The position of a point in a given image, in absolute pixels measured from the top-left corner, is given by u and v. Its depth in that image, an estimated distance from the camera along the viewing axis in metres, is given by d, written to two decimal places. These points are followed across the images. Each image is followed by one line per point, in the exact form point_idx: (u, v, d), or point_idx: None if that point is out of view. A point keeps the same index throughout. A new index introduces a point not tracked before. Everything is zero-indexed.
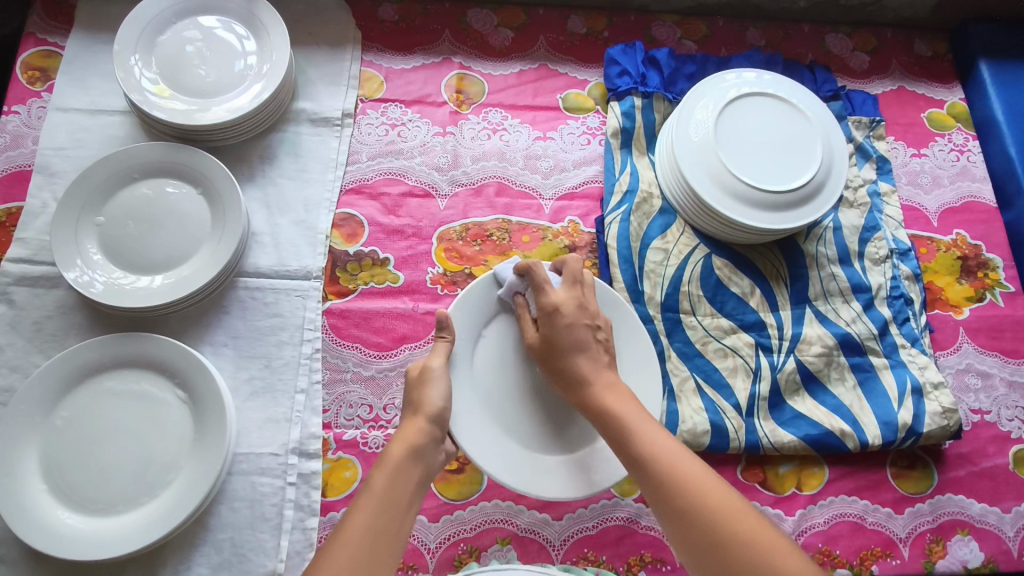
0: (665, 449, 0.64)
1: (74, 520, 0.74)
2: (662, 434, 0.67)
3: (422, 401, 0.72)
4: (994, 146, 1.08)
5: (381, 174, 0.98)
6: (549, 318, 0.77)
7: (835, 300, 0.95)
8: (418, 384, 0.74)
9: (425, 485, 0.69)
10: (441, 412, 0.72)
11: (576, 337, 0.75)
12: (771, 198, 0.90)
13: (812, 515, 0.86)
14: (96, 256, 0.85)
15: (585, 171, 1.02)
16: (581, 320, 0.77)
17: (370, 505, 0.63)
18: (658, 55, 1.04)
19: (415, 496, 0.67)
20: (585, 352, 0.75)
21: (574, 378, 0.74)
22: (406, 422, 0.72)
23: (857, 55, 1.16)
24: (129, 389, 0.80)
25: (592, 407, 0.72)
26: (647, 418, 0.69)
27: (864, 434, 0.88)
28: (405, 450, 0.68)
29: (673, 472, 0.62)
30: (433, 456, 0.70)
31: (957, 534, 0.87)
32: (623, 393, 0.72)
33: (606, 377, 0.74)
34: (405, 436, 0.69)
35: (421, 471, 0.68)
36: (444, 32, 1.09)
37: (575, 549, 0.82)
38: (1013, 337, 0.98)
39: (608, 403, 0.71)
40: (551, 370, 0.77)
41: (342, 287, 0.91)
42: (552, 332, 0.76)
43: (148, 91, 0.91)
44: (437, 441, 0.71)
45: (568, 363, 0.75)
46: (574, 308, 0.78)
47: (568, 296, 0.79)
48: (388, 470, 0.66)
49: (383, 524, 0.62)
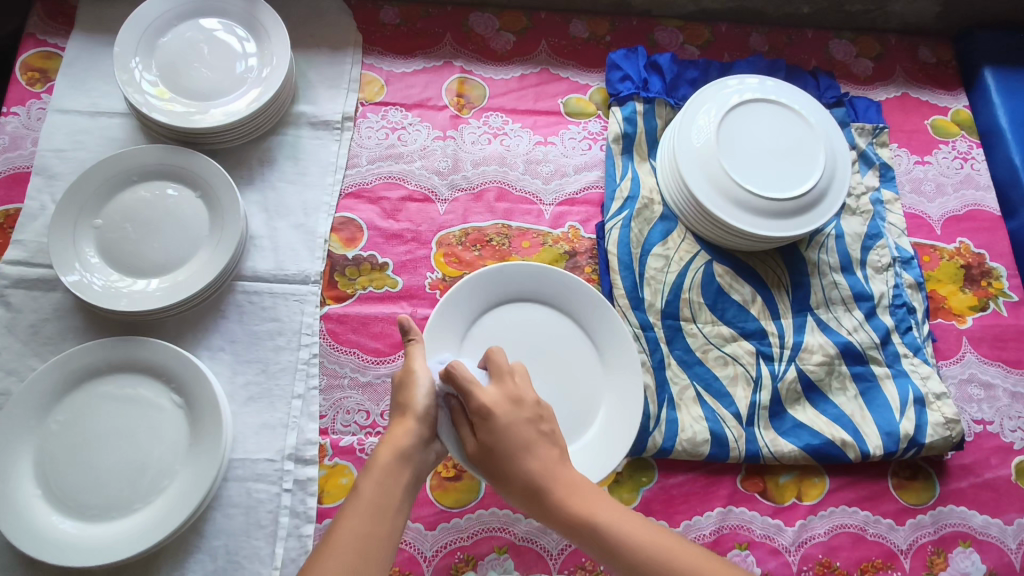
0: (655, 541, 0.59)
1: (68, 525, 0.74)
2: (641, 521, 0.61)
3: (409, 401, 0.68)
4: (999, 154, 1.08)
5: (380, 178, 0.98)
6: (484, 422, 0.63)
7: (837, 308, 0.95)
8: (406, 385, 0.69)
9: (416, 487, 0.66)
10: (429, 412, 0.68)
11: (519, 440, 0.62)
12: (773, 205, 0.89)
13: (812, 526, 0.85)
14: (94, 259, 0.85)
15: (586, 176, 1.01)
16: (518, 418, 0.63)
17: (356, 511, 0.60)
18: (660, 60, 1.04)
19: (404, 499, 0.63)
20: (530, 454, 0.62)
21: (527, 488, 0.62)
22: (394, 422, 0.68)
23: (860, 61, 1.16)
24: (125, 394, 0.79)
25: (557, 522, 0.61)
26: (619, 511, 0.61)
27: (865, 444, 0.87)
28: (392, 452, 0.65)
29: (674, 571, 0.57)
30: (422, 456, 0.67)
31: (959, 546, 0.86)
32: (587, 489, 0.63)
33: (566, 476, 0.63)
34: (392, 439, 0.65)
35: (410, 473, 0.65)
36: (446, 35, 1.08)
37: (573, 558, 0.81)
38: (1017, 347, 0.97)
39: (578, 511, 0.61)
40: (501, 484, 0.63)
41: (341, 291, 0.91)
42: (490, 439, 0.63)
43: (148, 93, 0.91)
44: (426, 442, 0.67)
45: (515, 470, 0.62)
46: (505, 403, 0.64)
47: (499, 392, 0.65)
48: (374, 475, 0.63)
49: (371, 529, 0.59)
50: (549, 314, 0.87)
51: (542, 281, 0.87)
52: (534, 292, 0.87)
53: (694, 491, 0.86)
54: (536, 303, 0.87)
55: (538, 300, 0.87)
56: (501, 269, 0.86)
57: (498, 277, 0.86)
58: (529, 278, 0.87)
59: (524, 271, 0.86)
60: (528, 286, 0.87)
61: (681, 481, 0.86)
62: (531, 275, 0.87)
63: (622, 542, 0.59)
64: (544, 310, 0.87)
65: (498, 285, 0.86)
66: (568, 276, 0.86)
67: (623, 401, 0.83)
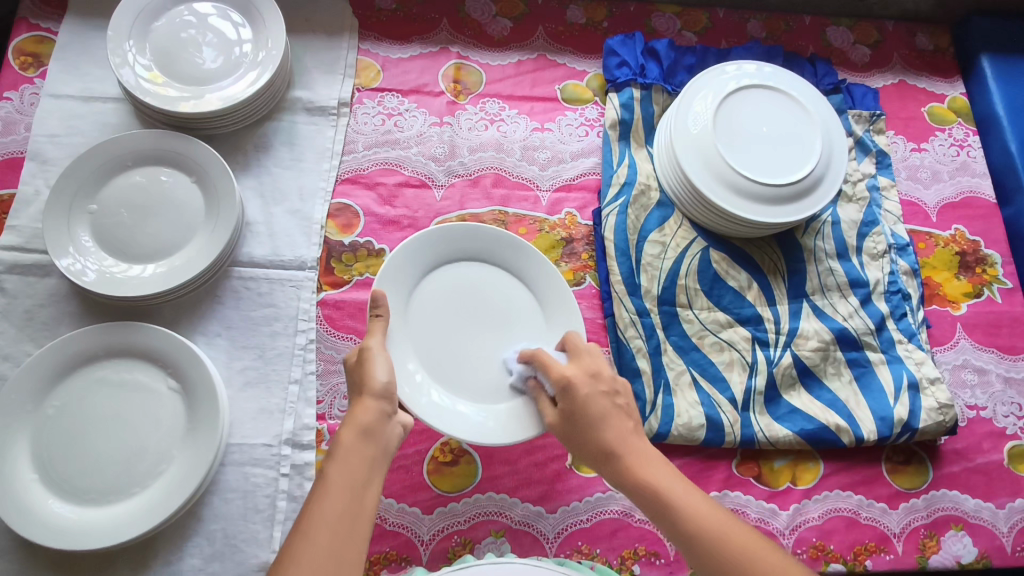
0: (707, 513, 0.61)
1: (66, 510, 0.74)
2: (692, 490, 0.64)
3: (365, 379, 0.68)
4: (994, 141, 1.08)
5: (377, 164, 0.97)
6: (565, 394, 0.71)
7: (832, 295, 0.95)
8: (360, 364, 0.70)
9: (384, 461, 0.65)
10: (386, 387, 0.68)
11: (597, 411, 0.69)
12: (771, 191, 0.89)
13: (806, 510, 0.86)
14: (88, 244, 0.84)
15: (583, 163, 1.01)
16: (596, 389, 0.70)
17: (329, 492, 0.60)
18: (658, 46, 1.04)
19: (373, 475, 0.63)
20: (608, 423, 0.68)
21: (600, 451, 0.67)
22: (352, 405, 0.68)
23: (858, 48, 1.15)
24: (121, 378, 0.79)
25: (626, 485, 0.66)
26: (671, 472, 0.66)
27: (859, 429, 0.88)
28: (355, 432, 0.64)
29: (723, 541, 0.59)
30: (386, 432, 0.66)
31: (951, 529, 0.87)
32: (649, 453, 0.67)
33: (635, 446, 0.67)
34: (354, 419, 0.65)
35: (375, 448, 0.64)
36: (442, 20, 1.08)
37: (569, 542, 0.82)
38: (1010, 333, 0.98)
39: (643, 476, 0.65)
40: (580, 446, 0.69)
41: (337, 277, 0.91)
42: (572, 406, 0.70)
43: (142, 77, 0.90)
44: (388, 416, 0.67)
45: (592, 435, 0.68)
46: (584, 377, 0.71)
47: (578, 366, 0.72)
48: (339, 456, 0.63)
49: (345, 508, 0.59)
50: (487, 270, 0.87)
51: (479, 238, 0.86)
52: (473, 251, 0.87)
53: (690, 476, 0.86)
54: (477, 262, 0.87)
55: (478, 257, 0.87)
56: (438, 232, 0.84)
57: (440, 238, 0.85)
58: (469, 240, 0.86)
59: (461, 232, 0.86)
60: (464, 250, 0.87)
61: (676, 465, 0.87)
62: (472, 233, 0.86)
63: (679, 507, 0.62)
64: (487, 268, 0.87)
65: (436, 248, 0.85)
66: (500, 232, 0.87)
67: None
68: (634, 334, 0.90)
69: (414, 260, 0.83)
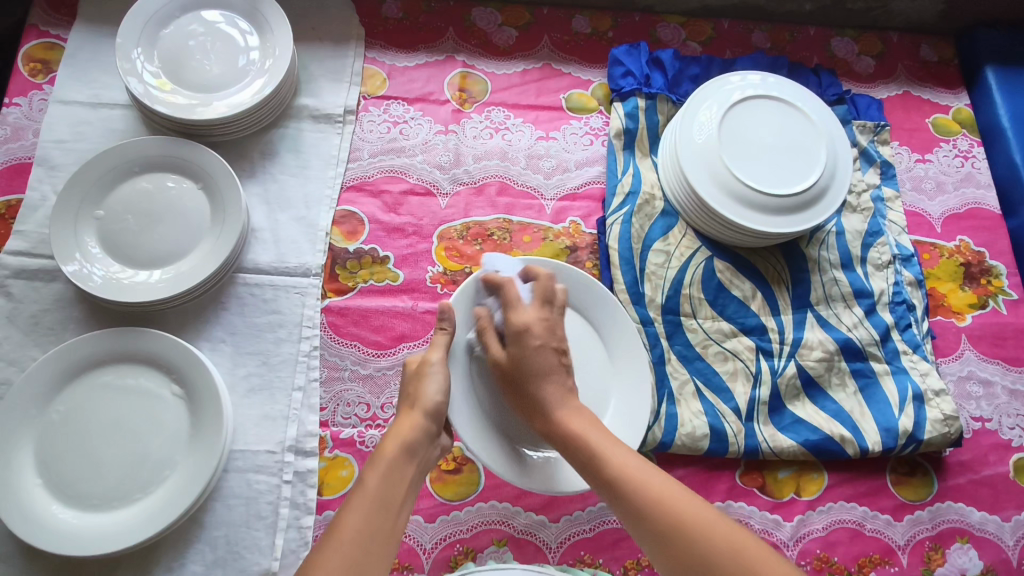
0: (633, 465, 0.63)
1: (68, 516, 0.74)
2: (643, 463, 0.64)
3: (419, 395, 0.70)
4: (999, 152, 1.08)
5: (382, 172, 0.98)
6: (517, 339, 0.72)
7: (837, 305, 0.95)
8: (416, 377, 0.71)
9: (418, 483, 0.66)
10: (438, 407, 0.70)
11: (542, 365, 0.71)
12: (776, 203, 0.89)
13: (811, 521, 0.85)
14: (95, 250, 0.84)
15: (588, 172, 1.02)
16: (550, 343, 0.72)
17: (365, 501, 0.60)
18: (662, 56, 1.04)
19: (407, 495, 0.64)
20: (551, 379, 0.71)
21: (538, 401, 0.70)
22: (399, 417, 0.69)
23: (862, 59, 1.16)
24: (125, 384, 0.80)
25: (557, 435, 0.69)
26: (626, 450, 0.65)
27: (863, 440, 0.87)
28: (399, 445, 0.66)
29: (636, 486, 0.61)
30: (426, 452, 0.68)
31: (956, 542, 0.86)
32: (585, 416, 0.70)
33: (573, 408, 0.70)
34: (399, 432, 0.67)
35: (414, 468, 0.66)
36: (448, 30, 1.08)
37: (572, 551, 0.81)
38: (1016, 345, 0.97)
39: (574, 427, 0.68)
40: (519, 396, 0.72)
41: (341, 284, 0.91)
42: (520, 353, 0.71)
43: (149, 84, 0.91)
44: (430, 438, 0.69)
45: (535, 388, 0.70)
46: (542, 324, 0.73)
47: (536, 315, 0.74)
48: (380, 467, 0.63)
49: (379, 519, 0.59)
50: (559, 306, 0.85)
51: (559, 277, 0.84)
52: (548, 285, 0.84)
53: (693, 486, 0.86)
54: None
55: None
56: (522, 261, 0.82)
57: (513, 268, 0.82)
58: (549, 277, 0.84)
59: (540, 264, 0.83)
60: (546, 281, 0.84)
61: (680, 475, 0.87)
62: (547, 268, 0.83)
63: (598, 452, 0.65)
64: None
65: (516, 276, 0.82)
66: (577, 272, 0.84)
67: (632, 399, 0.82)
68: None
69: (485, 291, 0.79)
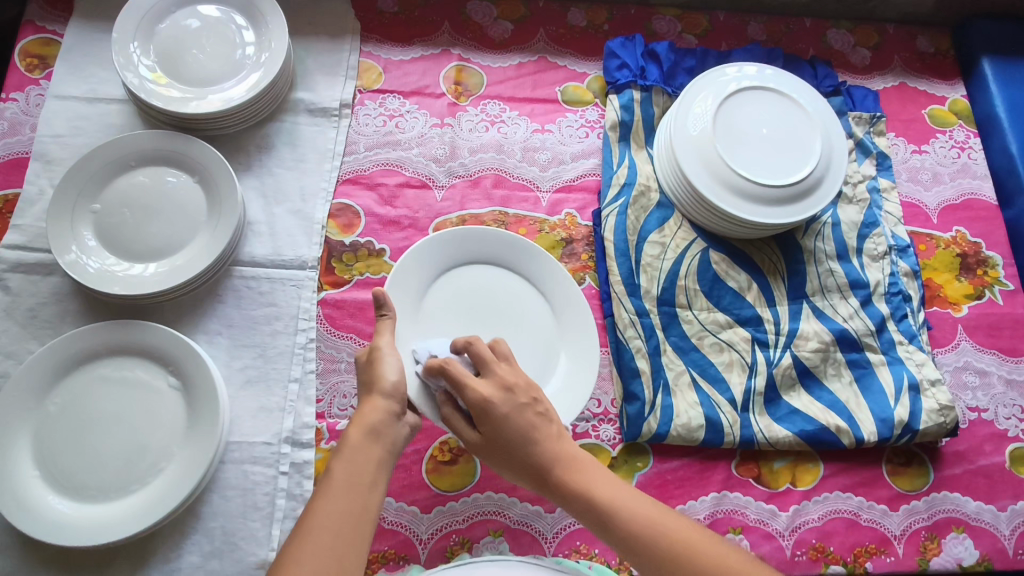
0: (649, 513, 0.61)
1: (65, 506, 0.74)
2: (658, 510, 0.62)
3: (375, 378, 0.67)
4: (995, 143, 1.08)
5: (378, 165, 0.98)
6: (484, 415, 0.64)
7: (832, 296, 0.95)
8: (369, 362, 0.69)
9: (391, 462, 0.65)
10: (397, 386, 0.67)
11: (521, 430, 0.64)
12: (771, 193, 0.89)
13: (806, 511, 0.85)
14: (92, 243, 0.85)
15: (583, 164, 1.02)
16: (515, 407, 0.65)
17: (332, 493, 0.59)
18: (657, 48, 1.04)
19: (380, 475, 0.63)
20: (535, 443, 0.64)
21: (534, 466, 0.64)
22: (361, 402, 0.67)
23: (858, 51, 1.16)
24: (123, 377, 0.80)
25: (561, 498, 0.64)
26: (640, 497, 0.63)
27: (859, 430, 0.88)
28: (363, 431, 0.64)
29: (663, 536, 0.59)
30: (394, 431, 0.66)
31: (952, 531, 0.86)
32: (587, 465, 0.65)
33: (571, 458, 0.65)
34: (361, 417, 0.65)
35: (382, 449, 0.64)
36: (444, 23, 1.09)
37: (568, 541, 0.81)
38: (1012, 335, 0.97)
39: (580, 486, 0.63)
40: (512, 467, 0.65)
41: (337, 277, 0.91)
42: (494, 431, 0.64)
43: (145, 78, 0.91)
44: (396, 417, 0.67)
45: (526, 455, 0.64)
46: (499, 394, 0.65)
47: (491, 383, 0.66)
48: (345, 455, 0.62)
49: (349, 508, 0.59)
50: (499, 273, 0.88)
51: (495, 244, 0.88)
52: (487, 254, 0.88)
53: (689, 477, 0.86)
54: (482, 263, 0.88)
55: (482, 256, 0.88)
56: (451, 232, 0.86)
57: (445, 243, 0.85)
58: (488, 244, 0.87)
59: (474, 235, 0.87)
60: (484, 249, 0.88)
61: (676, 465, 0.87)
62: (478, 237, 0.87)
63: (609, 505, 0.62)
64: (492, 270, 0.88)
65: (449, 249, 0.86)
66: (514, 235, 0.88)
67: (579, 353, 0.84)
68: (634, 334, 0.90)
69: (417, 269, 0.83)
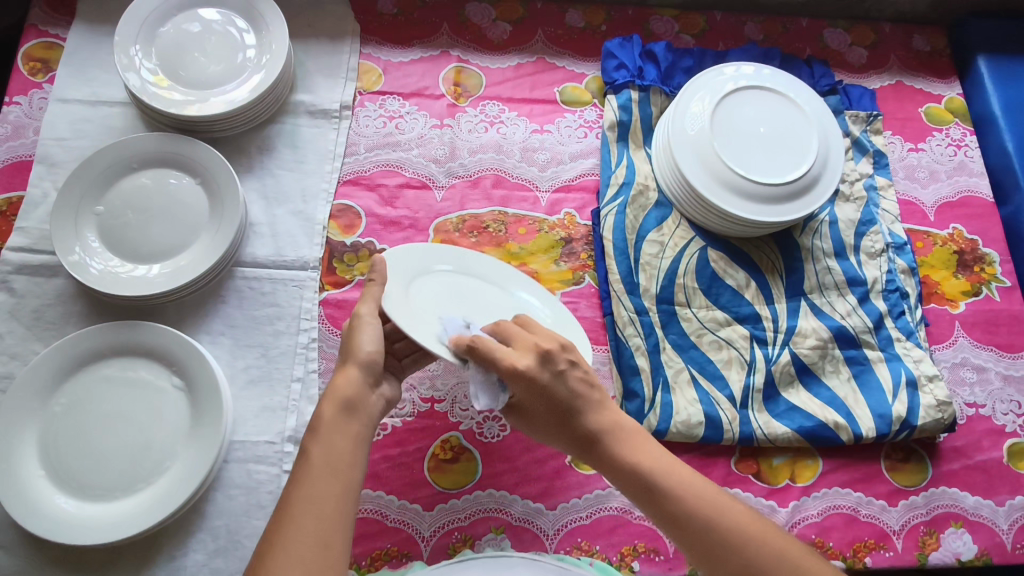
0: (699, 489, 0.62)
1: (69, 505, 0.75)
2: (705, 486, 0.63)
3: (351, 349, 0.69)
4: (992, 140, 1.09)
5: (378, 166, 0.99)
6: (526, 387, 0.66)
7: (831, 293, 0.96)
8: (350, 330, 0.70)
9: (369, 435, 0.66)
10: (371, 356, 0.68)
11: (565, 395, 0.66)
12: (769, 192, 0.90)
13: (806, 507, 0.86)
14: (95, 244, 0.86)
15: (582, 164, 1.02)
16: (552, 374, 0.66)
17: (311, 473, 0.60)
18: (655, 49, 1.05)
19: (359, 449, 0.64)
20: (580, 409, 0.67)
21: (583, 437, 0.67)
22: (336, 374, 0.68)
23: (855, 49, 1.16)
24: (127, 377, 0.81)
25: (607, 465, 0.66)
26: (687, 472, 0.64)
27: (857, 426, 0.88)
28: (337, 406, 0.65)
29: (713, 513, 0.60)
30: (370, 403, 0.67)
31: (950, 526, 0.87)
32: (634, 437, 0.67)
33: (618, 428, 0.67)
34: (336, 389, 0.66)
35: (359, 423, 0.65)
36: (443, 25, 1.09)
37: (569, 538, 0.82)
38: (1009, 332, 0.98)
39: (623, 454, 0.65)
40: (561, 431, 0.68)
41: (339, 277, 0.92)
42: (540, 400, 0.66)
43: (147, 81, 0.92)
44: (370, 387, 0.68)
45: (573, 423, 0.67)
46: (536, 364, 0.66)
47: (524, 351, 0.67)
48: (321, 433, 0.63)
49: (328, 486, 0.60)
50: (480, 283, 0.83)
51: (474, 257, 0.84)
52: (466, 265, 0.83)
53: None
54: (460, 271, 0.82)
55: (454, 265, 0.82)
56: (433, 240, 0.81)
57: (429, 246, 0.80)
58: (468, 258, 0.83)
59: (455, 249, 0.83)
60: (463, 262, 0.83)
61: None
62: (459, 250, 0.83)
63: (659, 476, 0.63)
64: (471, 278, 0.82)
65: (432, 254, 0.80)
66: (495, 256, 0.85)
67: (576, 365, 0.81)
68: (633, 332, 0.91)
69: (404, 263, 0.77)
